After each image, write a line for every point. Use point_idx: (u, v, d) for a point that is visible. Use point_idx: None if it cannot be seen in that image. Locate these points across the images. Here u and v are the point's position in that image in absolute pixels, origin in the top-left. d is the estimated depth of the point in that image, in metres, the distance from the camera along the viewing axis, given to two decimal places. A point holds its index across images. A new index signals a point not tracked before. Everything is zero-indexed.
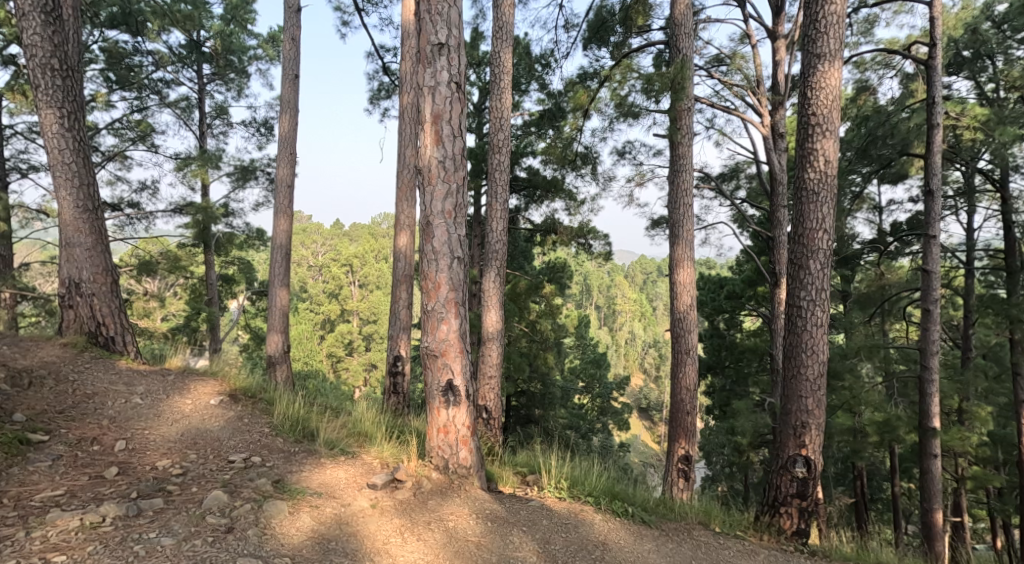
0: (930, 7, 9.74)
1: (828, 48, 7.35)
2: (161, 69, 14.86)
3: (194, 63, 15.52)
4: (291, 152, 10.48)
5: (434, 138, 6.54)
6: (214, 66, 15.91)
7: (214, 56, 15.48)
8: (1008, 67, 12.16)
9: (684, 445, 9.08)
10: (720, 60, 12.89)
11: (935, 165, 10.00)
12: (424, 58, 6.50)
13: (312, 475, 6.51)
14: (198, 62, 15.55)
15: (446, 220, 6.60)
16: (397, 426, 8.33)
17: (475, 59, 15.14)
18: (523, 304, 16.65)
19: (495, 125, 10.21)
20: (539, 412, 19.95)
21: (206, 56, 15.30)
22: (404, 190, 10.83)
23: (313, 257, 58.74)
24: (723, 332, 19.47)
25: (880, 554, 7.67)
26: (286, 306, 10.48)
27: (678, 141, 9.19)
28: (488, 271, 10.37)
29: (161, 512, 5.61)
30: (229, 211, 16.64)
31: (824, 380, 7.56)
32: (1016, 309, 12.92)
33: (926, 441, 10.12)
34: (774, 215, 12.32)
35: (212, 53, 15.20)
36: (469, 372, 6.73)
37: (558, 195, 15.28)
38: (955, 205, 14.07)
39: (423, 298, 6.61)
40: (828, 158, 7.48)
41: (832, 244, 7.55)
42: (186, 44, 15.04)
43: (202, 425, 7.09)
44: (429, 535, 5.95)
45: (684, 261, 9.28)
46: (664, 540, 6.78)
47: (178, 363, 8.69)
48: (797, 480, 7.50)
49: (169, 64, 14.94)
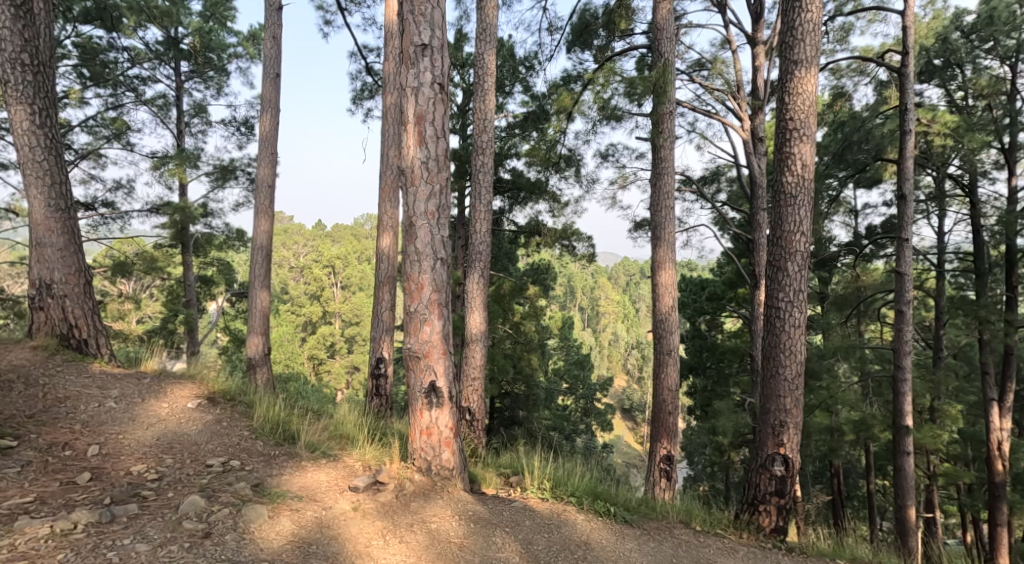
0: (903, 15, 9.91)
1: (805, 54, 7.45)
2: (137, 67, 14.65)
3: (171, 60, 15.32)
4: (271, 152, 10.39)
5: (416, 139, 6.53)
6: (192, 64, 15.73)
7: (192, 53, 15.30)
8: (977, 75, 12.42)
9: (666, 445, 9.13)
10: (701, 64, 13.01)
11: (909, 170, 10.14)
12: (407, 59, 6.49)
13: (292, 478, 6.46)
14: (176, 60, 15.37)
15: (430, 221, 6.58)
16: (379, 428, 8.29)
17: (459, 60, 15.15)
18: (507, 306, 16.69)
19: (479, 126, 10.19)
20: (523, 414, 19.93)
21: (184, 54, 15.12)
22: (387, 190, 10.75)
23: (294, 258, 58.19)
24: (705, 333, 19.69)
25: (857, 550, 7.77)
26: (266, 307, 10.34)
27: (660, 144, 9.27)
28: (471, 272, 10.35)
29: (136, 518, 5.54)
30: (207, 211, 16.42)
31: (802, 380, 7.65)
32: (985, 310, 13.20)
33: (900, 439, 10.27)
34: (754, 218, 12.46)
35: (190, 50, 14.99)
36: (452, 373, 6.71)
37: (541, 197, 15.33)
38: (926, 209, 14.34)
39: (406, 299, 6.60)
40: (805, 162, 7.57)
41: (809, 246, 7.64)
42: (164, 41, 14.86)
43: (179, 429, 7.00)
44: (412, 537, 5.93)
45: (666, 263, 9.34)
46: (645, 539, 6.81)
47: (154, 366, 8.56)
48: (775, 478, 7.57)
49: (146, 61, 14.73)
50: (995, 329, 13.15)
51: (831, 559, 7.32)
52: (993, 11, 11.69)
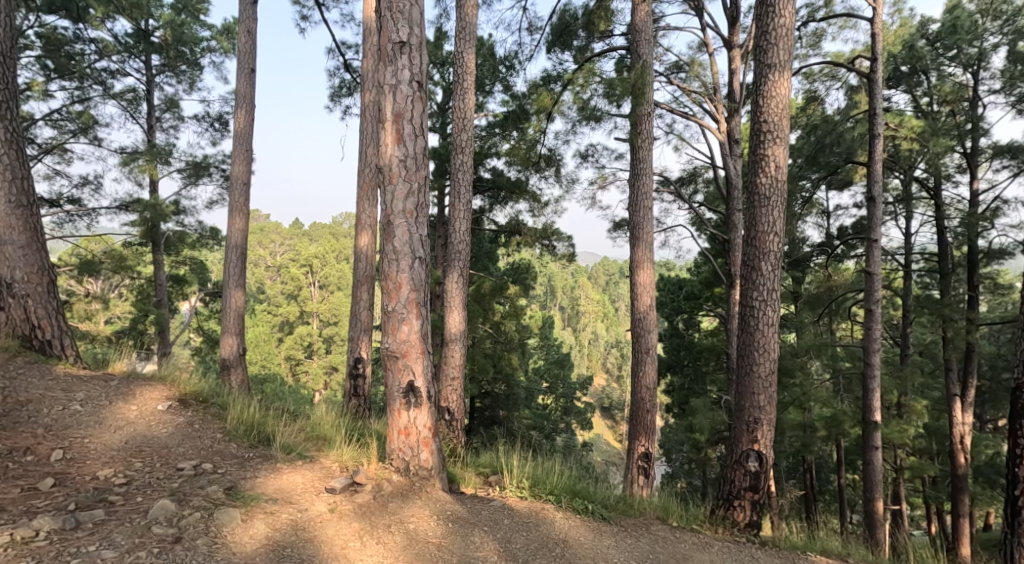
0: (872, 23, 10.09)
1: (779, 58, 7.55)
2: (105, 59, 14.35)
3: (142, 53, 15.04)
4: (246, 149, 10.25)
5: (394, 137, 6.48)
6: (163, 58, 15.44)
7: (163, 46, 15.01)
8: (941, 82, 12.75)
9: (644, 443, 9.18)
10: (679, 67, 13.12)
11: (877, 172, 10.29)
12: (385, 56, 6.44)
13: (267, 481, 6.37)
14: (146, 53, 15.10)
15: (407, 220, 6.55)
16: (357, 429, 8.24)
17: (438, 58, 15.10)
18: (488, 305, 16.61)
19: (458, 125, 10.14)
20: (503, 413, 19.97)
21: (154, 47, 14.84)
22: (365, 189, 10.66)
23: (271, 257, 57.62)
24: (682, 332, 20.09)
25: (828, 542, 7.89)
26: (241, 307, 10.16)
27: (639, 145, 9.33)
28: (451, 271, 10.29)
29: (102, 524, 5.43)
30: (179, 208, 16.13)
31: (776, 377, 7.74)
32: (949, 309, 13.46)
33: (869, 434, 10.43)
34: (730, 219, 12.60)
35: (162, 43, 14.70)
36: (430, 373, 6.68)
37: (522, 197, 15.33)
38: (895, 211, 14.62)
39: (384, 299, 6.55)
40: (779, 164, 7.66)
41: (783, 247, 7.73)
42: (133, 34, 14.58)
43: (149, 432, 6.88)
44: (389, 538, 5.90)
45: (644, 263, 9.39)
46: (622, 535, 6.84)
47: (123, 367, 8.40)
48: (749, 474, 7.65)
49: (115, 53, 14.44)
50: (958, 327, 13.43)
51: (804, 552, 7.42)
52: (957, 21, 12.07)
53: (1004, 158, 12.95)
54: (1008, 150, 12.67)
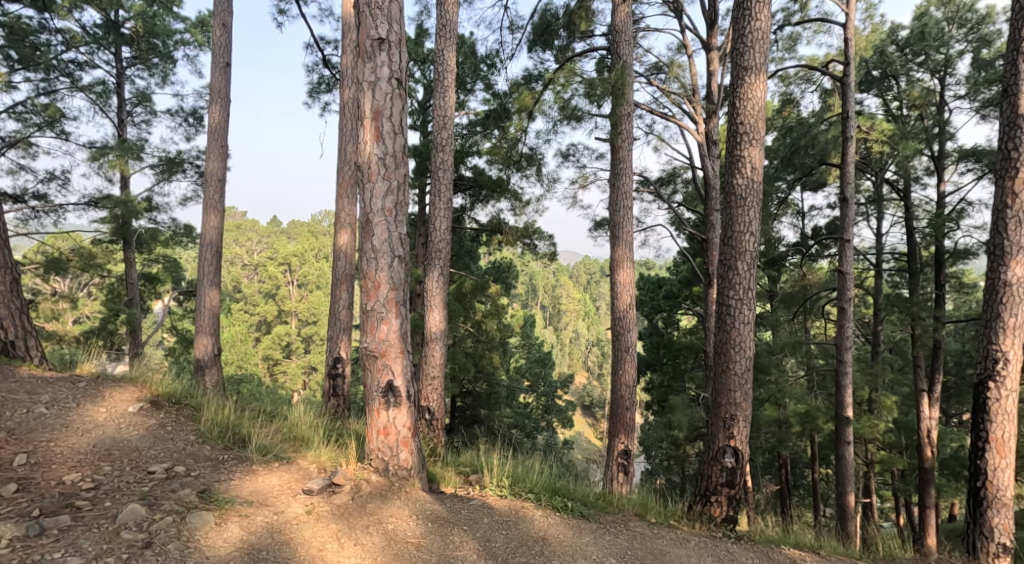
0: (844, 28, 10.24)
1: (755, 60, 7.62)
2: (73, 51, 14.07)
3: (111, 45, 14.76)
4: (221, 145, 10.10)
5: (373, 134, 6.43)
6: (135, 50, 15.17)
7: (133, 38, 14.76)
8: (910, 87, 12.95)
9: (624, 440, 9.22)
10: (659, 68, 13.20)
11: (849, 174, 10.43)
12: (364, 52, 6.39)
13: (242, 483, 6.29)
14: (116, 45, 14.83)
15: (387, 218, 6.50)
16: (335, 429, 8.17)
17: (419, 55, 15.01)
18: (469, 304, 16.51)
19: (439, 123, 10.10)
20: (485, 412, 20.01)
21: (125, 38, 14.58)
22: (344, 187, 10.56)
23: (248, 256, 57.02)
24: (662, 330, 20.13)
25: (802, 536, 7.99)
26: (216, 306, 9.99)
27: (619, 145, 9.36)
28: (431, 270, 10.22)
29: (68, 530, 5.33)
30: (151, 205, 15.83)
31: (751, 374, 7.81)
32: (916, 306, 13.67)
33: (841, 429, 10.58)
34: (708, 218, 12.69)
35: (132, 35, 14.50)
36: (410, 373, 6.65)
37: (503, 195, 15.29)
38: (866, 212, 14.87)
39: (363, 298, 6.50)
40: (754, 165, 7.72)
41: (758, 247, 7.81)
42: (102, 25, 14.31)
43: (119, 434, 6.75)
44: (367, 539, 5.85)
45: (624, 262, 9.44)
46: (601, 532, 6.86)
47: (91, 369, 8.22)
48: (725, 470, 7.71)
49: (82, 44, 14.16)
50: (926, 325, 13.65)
51: (778, 545, 7.49)
52: (924, 27, 12.43)
53: (969, 161, 13.23)
54: (972, 153, 12.95)
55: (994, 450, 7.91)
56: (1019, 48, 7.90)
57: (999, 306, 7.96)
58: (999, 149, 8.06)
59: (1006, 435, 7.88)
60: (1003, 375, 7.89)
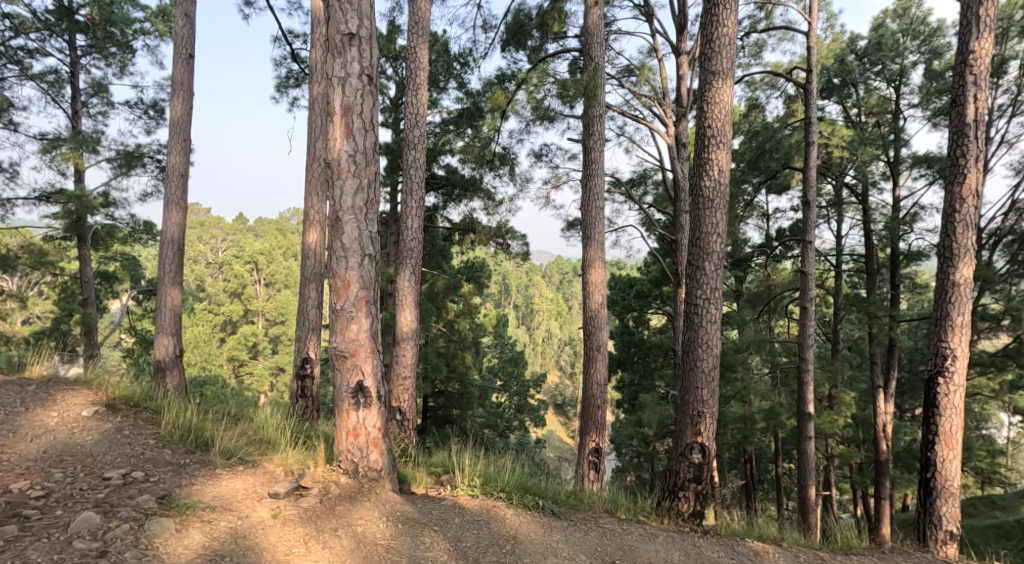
0: (807, 36, 10.43)
1: (723, 65, 7.71)
2: (22, 37, 13.61)
3: (64, 32, 14.32)
4: (183, 138, 9.86)
5: (343, 131, 6.34)
6: (90, 38, 14.74)
7: (89, 26, 14.34)
8: (868, 95, 13.24)
9: (595, 437, 9.25)
10: (630, 71, 13.28)
11: (811, 178, 10.61)
12: (333, 47, 6.30)
13: (204, 488, 6.14)
14: (70, 32, 14.39)
15: (357, 216, 6.42)
16: (303, 431, 8.03)
17: (391, 52, 14.86)
18: (441, 303, 16.38)
19: (411, 121, 10.00)
20: (457, 412, 19.92)
21: (79, 26, 14.16)
22: (313, 184, 10.38)
23: (212, 254, 55.84)
24: (633, 329, 20.27)
25: (767, 529, 8.10)
26: (178, 306, 9.73)
27: (591, 146, 9.40)
28: (402, 270, 10.09)
29: (15, 540, 5.15)
30: (108, 201, 15.39)
31: (718, 372, 7.90)
32: (874, 306, 13.99)
33: (803, 425, 10.77)
34: (677, 219, 12.81)
35: (87, 22, 14.09)
36: (380, 373, 6.57)
37: (476, 195, 15.24)
38: (827, 215, 15.18)
39: (332, 297, 6.40)
40: (721, 167, 7.81)
41: (725, 248, 7.90)
42: (55, 11, 13.88)
43: (71, 440, 6.54)
44: (336, 542, 5.76)
45: (596, 262, 9.48)
46: (572, 530, 6.86)
47: (42, 372, 7.95)
48: (693, 465, 7.78)
49: (33, 31, 13.72)
50: (883, 323, 13.97)
51: (744, 538, 7.58)
52: (881, 38, 12.70)
53: (923, 167, 13.60)
54: (924, 160, 13.32)
55: (942, 443, 8.13)
56: (966, 60, 8.12)
57: (948, 305, 8.19)
58: (949, 156, 8.28)
59: (955, 428, 8.11)
60: (952, 370, 8.11)
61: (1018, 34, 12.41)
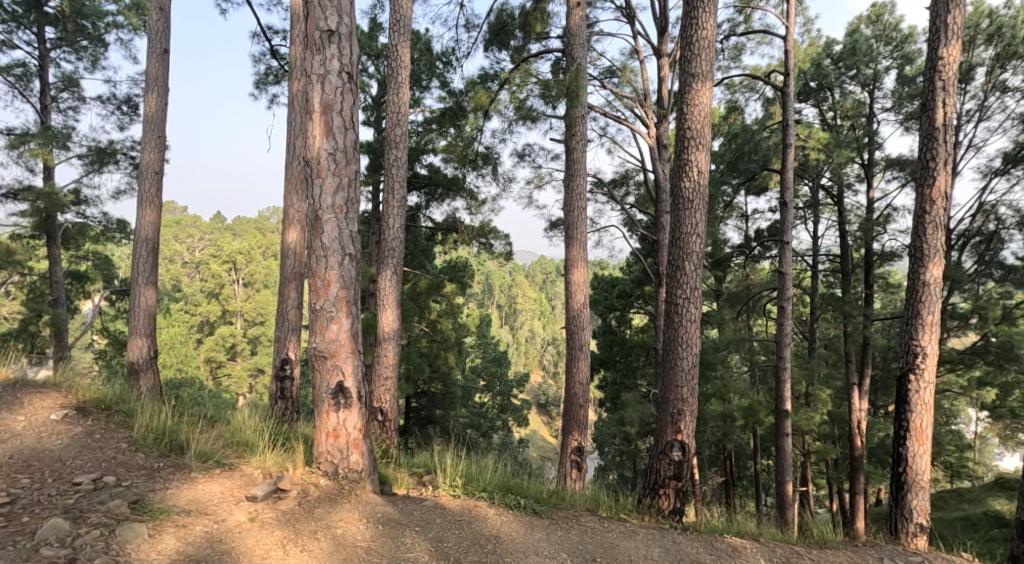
0: (784, 40, 10.53)
1: (702, 68, 7.74)
2: None
3: (33, 24, 14.01)
4: (158, 136, 9.69)
5: (323, 129, 6.26)
6: (60, 31, 14.44)
7: (59, 18, 14.04)
8: (843, 98, 13.42)
9: (577, 436, 9.25)
10: (612, 72, 13.32)
11: (789, 179, 10.71)
12: (312, 44, 6.22)
13: (179, 492, 6.02)
14: (39, 24, 14.08)
15: (337, 215, 6.34)
16: (282, 433, 7.92)
17: (372, 50, 14.75)
18: (424, 303, 16.29)
19: (392, 120, 9.91)
20: (440, 413, 19.84)
21: (49, 18, 13.87)
22: (292, 182, 10.24)
23: (189, 254, 55.02)
24: (615, 328, 20.31)
25: (746, 525, 8.16)
26: (152, 306, 9.54)
27: (573, 146, 9.40)
28: (384, 269, 10.01)
29: None
30: (79, 198, 15.08)
31: (698, 370, 7.94)
32: (848, 305, 14.16)
33: (781, 422, 10.86)
34: (658, 220, 12.86)
35: (57, 14, 13.81)
36: (361, 373, 6.50)
37: (459, 194, 15.17)
38: (804, 216, 15.35)
39: (312, 297, 6.32)
40: (701, 169, 7.85)
41: (705, 248, 7.94)
42: (23, 3, 13.58)
43: (40, 444, 6.39)
44: (315, 545, 5.67)
45: (578, 262, 9.49)
46: (553, 528, 6.84)
47: (8, 374, 7.75)
48: (674, 463, 7.80)
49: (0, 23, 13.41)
50: (857, 323, 14.15)
51: (723, 534, 7.62)
52: (855, 43, 12.88)
53: (896, 169, 13.80)
54: (898, 162, 13.52)
55: (914, 438, 8.24)
56: (935, 66, 8.24)
57: (919, 304, 8.31)
58: (919, 159, 8.39)
59: (926, 424, 8.22)
60: (922, 367, 8.23)
61: (985, 41, 12.65)
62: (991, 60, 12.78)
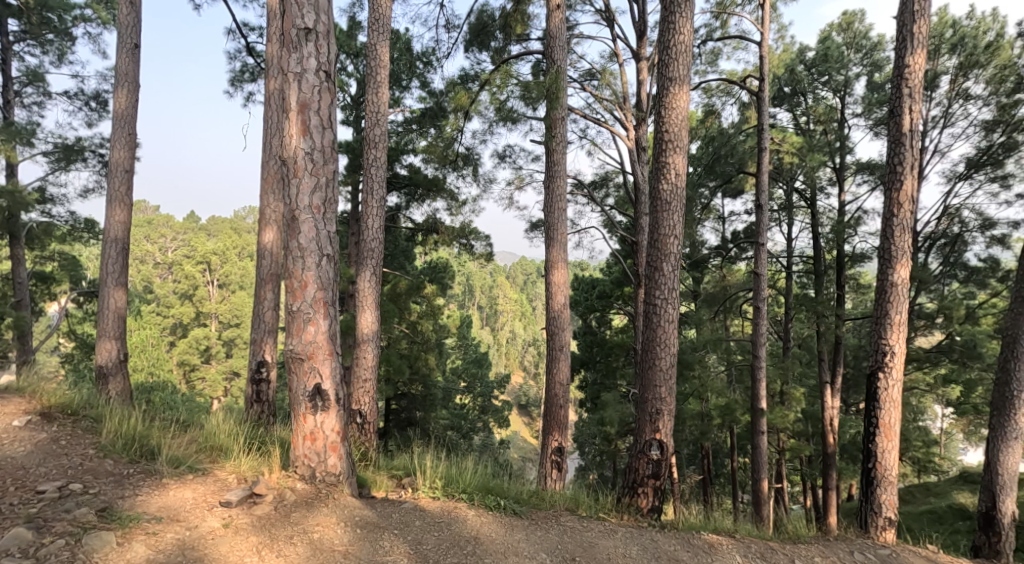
0: (759, 46, 10.59)
1: (679, 72, 7.74)
2: None
3: None
4: (128, 133, 9.46)
5: (300, 128, 6.14)
6: (25, 25, 14.09)
7: (23, 10, 13.71)
8: (816, 104, 13.56)
9: (558, 437, 9.18)
10: (592, 74, 13.30)
11: (764, 182, 10.76)
12: (288, 42, 6.09)
13: (150, 499, 5.86)
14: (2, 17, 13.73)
15: (314, 216, 6.22)
16: (257, 436, 7.75)
17: (351, 48, 14.61)
18: (404, 304, 16.14)
19: (370, 120, 9.77)
20: (420, 415, 19.67)
21: (13, 11, 13.53)
22: (269, 181, 10.05)
23: (161, 254, 54.09)
24: (596, 329, 20.31)
25: (725, 522, 8.17)
26: (121, 308, 9.30)
27: (553, 147, 9.34)
28: (362, 270, 9.87)
29: None
30: (44, 197, 14.69)
31: (676, 370, 7.93)
32: (822, 306, 14.29)
33: (757, 420, 10.90)
34: (637, 221, 12.87)
35: (21, 6, 13.48)
36: (339, 375, 6.38)
37: (439, 195, 15.06)
38: (779, 218, 15.47)
39: (288, 298, 6.19)
40: (678, 171, 7.85)
41: (682, 249, 7.94)
42: None
43: (2, 451, 6.18)
44: (291, 550, 5.55)
45: (558, 263, 9.44)
46: (533, 529, 6.78)
47: None
48: (652, 462, 7.78)
49: None
50: (830, 323, 14.30)
51: (700, 531, 7.60)
52: (828, 50, 13.03)
53: (866, 173, 13.97)
54: (869, 167, 13.68)
55: (883, 435, 8.31)
56: (901, 73, 8.32)
57: (888, 304, 8.38)
58: (887, 163, 8.48)
59: (895, 421, 8.30)
60: (891, 366, 8.31)
61: (949, 50, 12.83)
62: (955, 69, 12.99)
